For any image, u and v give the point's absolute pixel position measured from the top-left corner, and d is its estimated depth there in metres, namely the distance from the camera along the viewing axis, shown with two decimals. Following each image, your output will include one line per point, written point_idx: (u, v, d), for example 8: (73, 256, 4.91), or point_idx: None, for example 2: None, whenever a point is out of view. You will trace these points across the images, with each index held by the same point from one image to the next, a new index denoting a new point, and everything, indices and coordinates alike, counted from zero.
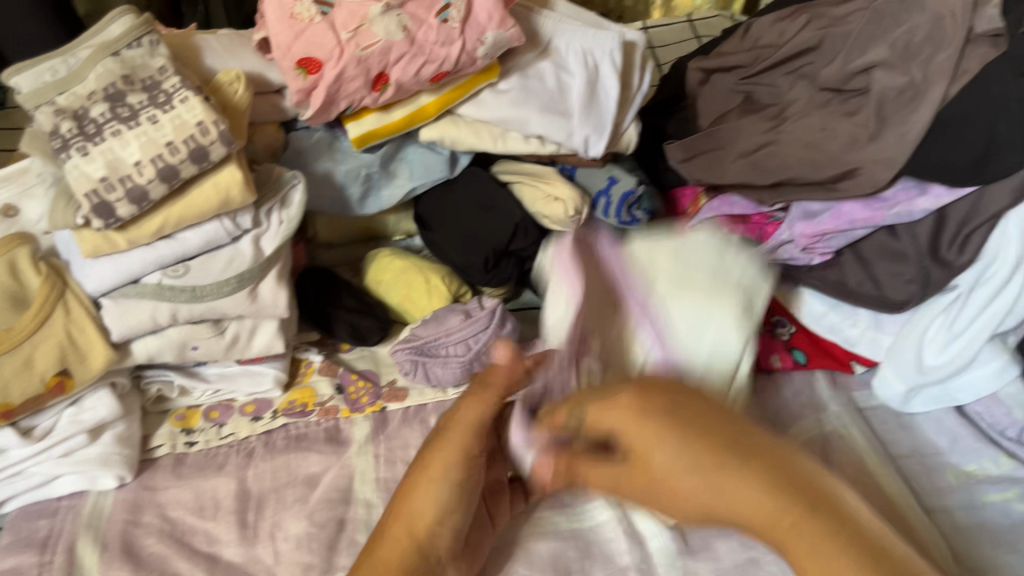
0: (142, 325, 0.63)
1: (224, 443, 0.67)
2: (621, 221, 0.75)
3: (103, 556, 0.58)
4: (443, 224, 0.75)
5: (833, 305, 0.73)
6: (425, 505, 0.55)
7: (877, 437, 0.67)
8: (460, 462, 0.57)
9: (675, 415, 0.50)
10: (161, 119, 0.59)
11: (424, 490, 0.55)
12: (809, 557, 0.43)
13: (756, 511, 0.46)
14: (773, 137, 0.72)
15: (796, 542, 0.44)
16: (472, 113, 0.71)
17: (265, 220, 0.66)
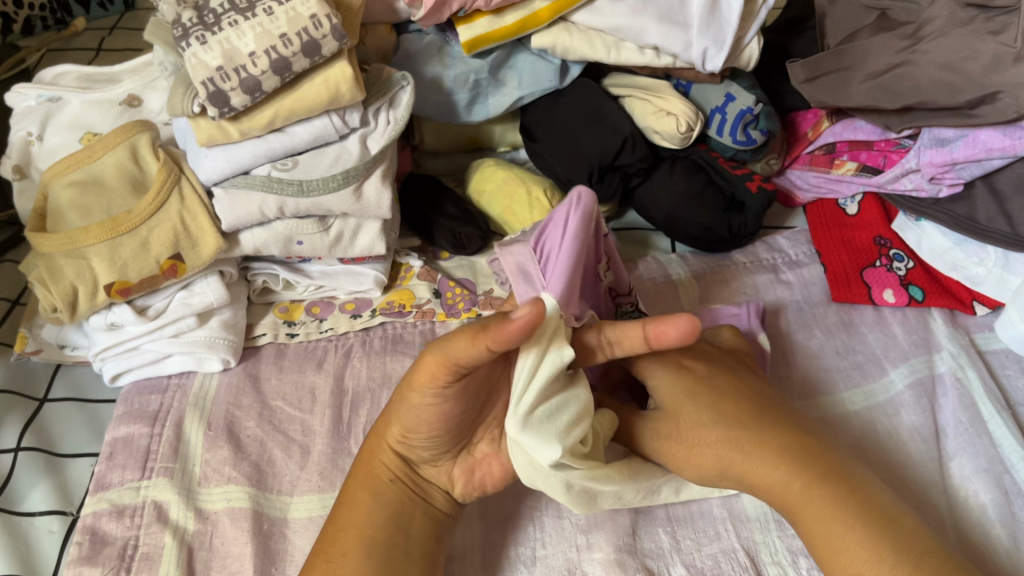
0: (250, 217, 0.64)
1: (323, 337, 0.69)
2: (735, 141, 0.72)
3: (207, 434, 0.61)
4: (551, 134, 0.74)
5: (958, 241, 0.69)
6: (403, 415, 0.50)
7: (994, 382, 0.63)
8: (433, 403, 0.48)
9: (709, 391, 0.56)
10: (276, 11, 0.59)
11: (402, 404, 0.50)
12: (809, 502, 0.49)
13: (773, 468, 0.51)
14: (907, 57, 0.67)
15: (806, 497, 0.50)
16: (586, 21, 0.70)
17: (373, 120, 0.66)
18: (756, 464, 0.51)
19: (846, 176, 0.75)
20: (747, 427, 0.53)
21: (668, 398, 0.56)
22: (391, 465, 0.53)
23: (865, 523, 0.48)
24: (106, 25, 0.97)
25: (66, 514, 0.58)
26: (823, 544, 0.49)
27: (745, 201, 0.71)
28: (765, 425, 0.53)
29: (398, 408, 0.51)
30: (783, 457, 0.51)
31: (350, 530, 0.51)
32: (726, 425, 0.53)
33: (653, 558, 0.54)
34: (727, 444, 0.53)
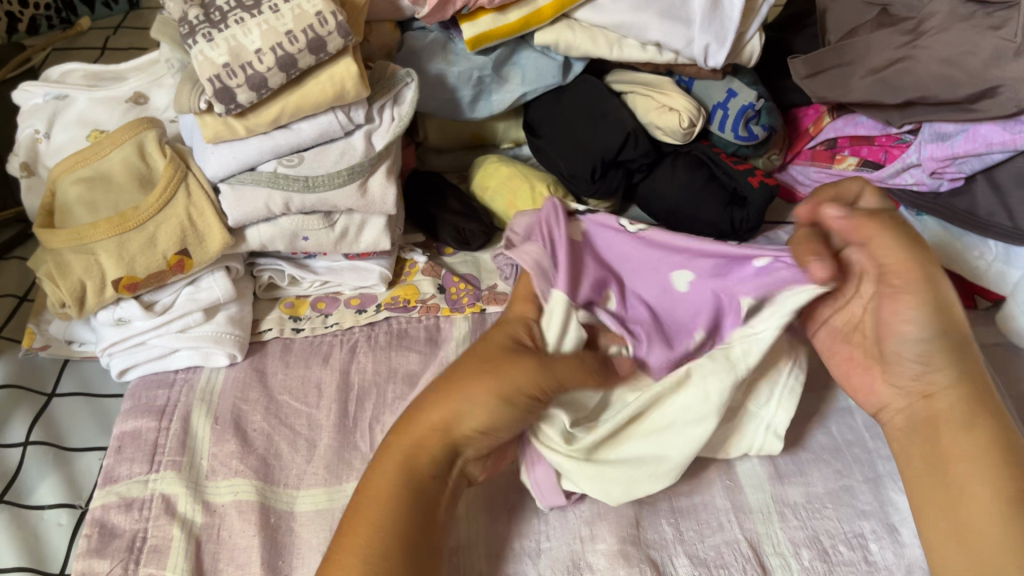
0: (256, 212, 0.65)
1: (329, 331, 0.69)
2: (737, 137, 0.73)
3: (215, 428, 0.62)
4: (554, 130, 0.74)
5: (959, 235, 0.69)
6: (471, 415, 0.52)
7: (995, 376, 0.64)
8: (503, 395, 0.52)
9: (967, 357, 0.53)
10: (282, 9, 0.59)
11: (473, 391, 0.52)
12: (975, 459, 0.49)
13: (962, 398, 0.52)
14: (908, 52, 0.67)
15: (967, 448, 0.50)
16: (588, 18, 0.70)
17: (377, 116, 0.66)
18: (950, 400, 0.52)
19: (847, 170, 0.75)
20: (977, 386, 0.52)
21: (900, 286, 0.53)
22: (432, 451, 0.52)
23: (1008, 461, 0.49)
24: (111, 24, 0.98)
25: (74, 506, 0.59)
26: (959, 493, 0.49)
27: (747, 196, 0.72)
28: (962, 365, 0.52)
29: (462, 398, 0.52)
30: (968, 401, 0.51)
31: (369, 525, 0.49)
32: (942, 357, 0.52)
33: (657, 549, 0.55)
34: (960, 392, 0.52)
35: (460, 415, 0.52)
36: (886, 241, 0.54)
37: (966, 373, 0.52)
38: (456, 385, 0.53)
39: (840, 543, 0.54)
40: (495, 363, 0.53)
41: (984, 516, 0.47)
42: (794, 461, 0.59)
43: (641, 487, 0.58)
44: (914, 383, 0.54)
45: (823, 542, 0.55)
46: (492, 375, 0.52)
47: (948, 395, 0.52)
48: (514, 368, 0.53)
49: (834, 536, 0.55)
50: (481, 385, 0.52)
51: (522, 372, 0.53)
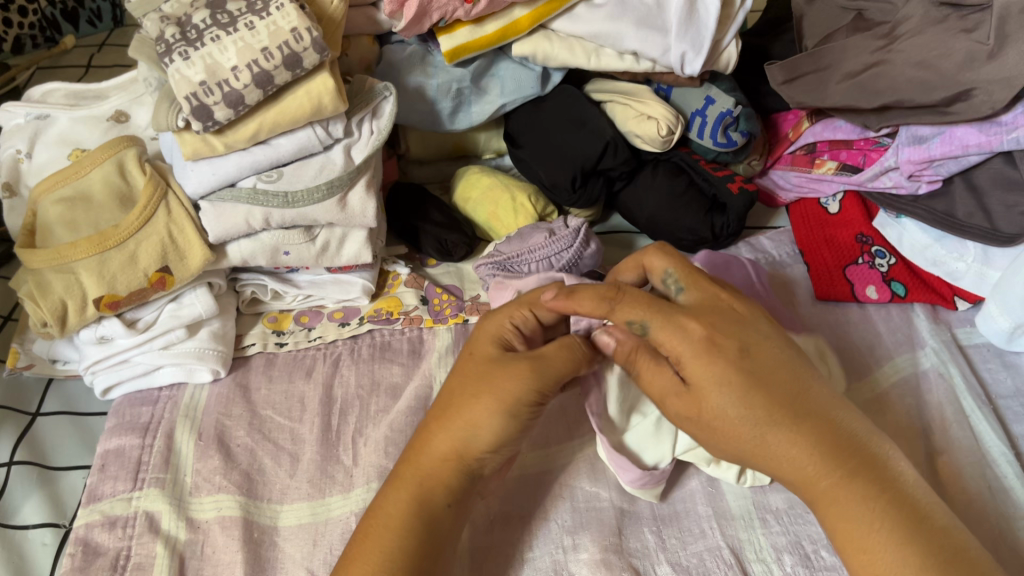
0: (237, 228, 0.65)
1: (312, 345, 0.69)
2: (717, 143, 0.73)
3: (197, 444, 0.62)
4: (534, 141, 0.74)
5: (939, 237, 0.70)
6: (464, 431, 0.51)
7: (976, 377, 0.64)
8: (507, 411, 0.51)
9: (744, 368, 0.47)
10: (257, 26, 0.59)
11: (476, 410, 0.51)
12: (845, 496, 0.45)
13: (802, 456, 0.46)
14: (883, 56, 0.67)
15: (839, 496, 0.46)
16: (565, 28, 0.71)
17: (357, 130, 0.66)
18: (785, 451, 0.46)
19: (827, 174, 0.76)
20: (799, 401, 0.47)
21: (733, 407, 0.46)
22: (445, 476, 0.51)
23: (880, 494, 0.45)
24: (96, 42, 0.99)
25: (58, 526, 0.59)
26: (841, 538, 0.46)
27: (727, 202, 0.72)
28: (830, 438, 0.46)
29: (466, 415, 0.51)
30: (821, 454, 0.46)
31: (389, 535, 0.49)
32: (758, 424, 0.46)
33: (639, 557, 0.55)
34: (780, 436, 0.46)
35: (463, 442, 0.51)
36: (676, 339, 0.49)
37: (795, 411, 0.47)
38: (452, 406, 0.52)
39: (822, 547, 0.54)
40: (488, 369, 0.52)
41: (863, 532, 0.45)
42: None
43: (622, 495, 0.58)
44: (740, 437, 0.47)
45: (805, 546, 0.55)
46: (485, 387, 0.52)
47: (817, 483, 0.46)
48: (501, 379, 0.51)
49: (816, 541, 0.55)
50: (481, 405, 0.51)
51: (516, 374, 0.51)
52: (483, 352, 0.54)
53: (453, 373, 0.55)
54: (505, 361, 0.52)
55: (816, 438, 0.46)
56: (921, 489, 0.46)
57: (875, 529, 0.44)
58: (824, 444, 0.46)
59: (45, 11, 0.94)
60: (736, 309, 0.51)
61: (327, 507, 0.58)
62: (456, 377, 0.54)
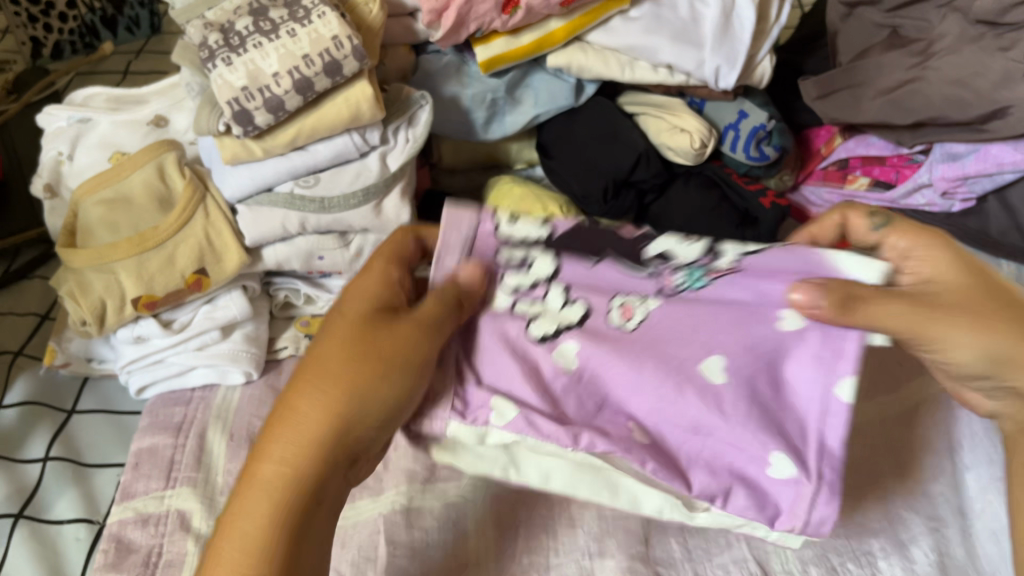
0: (273, 232, 0.66)
1: None
2: (749, 157, 0.74)
3: (230, 444, 0.62)
4: (567, 152, 0.74)
5: (971, 255, 0.71)
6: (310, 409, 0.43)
7: None
8: (345, 447, 0.43)
9: (999, 298, 0.43)
10: (299, 33, 0.60)
11: (323, 353, 0.45)
12: None
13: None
14: (918, 73, 0.68)
15: None
16: (600, 40, 0.71)
17: (392, 138, 0.67)
18: (960, 342, 0.42)
19: (859, 191, 0.75)
20: (1015, 362, 0.42)
21: (923, 301, 0.42)
22: (356, 438, 0.43)
23: (1020, 332, 0.42)
24: (133, 49, 1.00)
25: (93, 522, 0.60)
26: None
27: (759, 216, 0.72)
28: (1020, 329, 0.41)
29: (298, 407, 0.43)
30: (1023, 350, 0.42)
31: (228, 547, 0.42)
32: (1006, 337, 0.42)
33: (665, 565, 0.55)
34: (954, 322, 0.42)
35: (336, 417, 0.43)
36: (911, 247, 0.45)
37: (1019, 309, 0.42)
38: (251, 476, 0.43)
39: (849, 561, 0.55)
40: (380, 344, 0.44)
41: (958, 327, 0.42)
42: None
43: None
44: (973, 370, 0.43)
45: (832, 559, 0.55)
46: (360, 382, 0.43)
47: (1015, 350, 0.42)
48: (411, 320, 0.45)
49: (843, 554, 0.55)
50: (358, 380, 0.43)
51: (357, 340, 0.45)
52: (367, 296, 0.47)
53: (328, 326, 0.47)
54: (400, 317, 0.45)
55: (1009, 311, 0.42)
56: None
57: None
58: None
59: (84, 17, 0.95)
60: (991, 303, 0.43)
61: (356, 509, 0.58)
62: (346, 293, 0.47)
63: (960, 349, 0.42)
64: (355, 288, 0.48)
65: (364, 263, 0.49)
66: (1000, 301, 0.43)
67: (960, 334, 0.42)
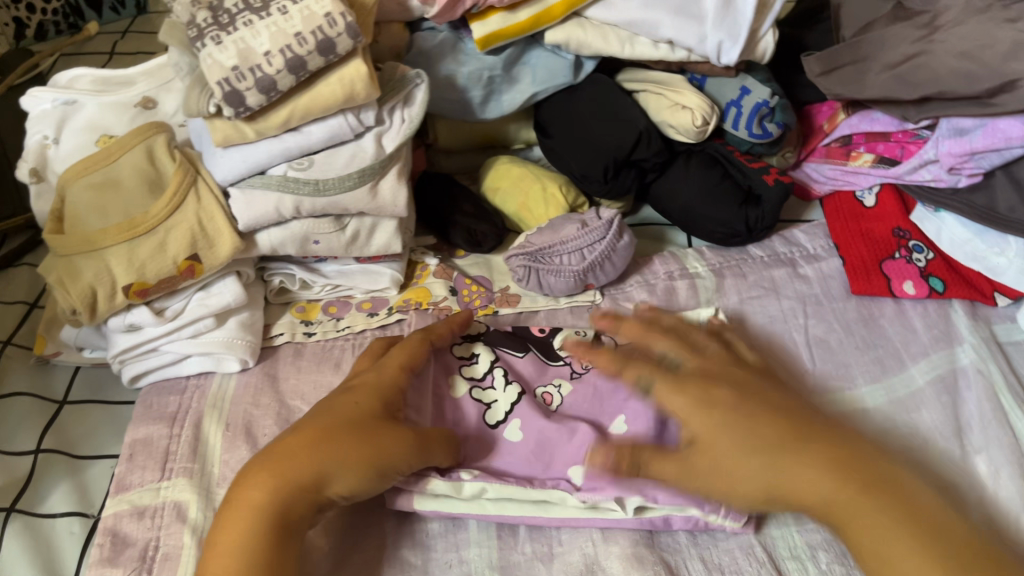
0: (267, 217, 0.64)
1: (340, 335, 0.68)
2: (751, 134, 0.72)
3: (225, 435, 0.61)
4: (565, 131, 0.73)
5: (978, 232, 0.69)
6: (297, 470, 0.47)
7: (1015, 375, 0.63)
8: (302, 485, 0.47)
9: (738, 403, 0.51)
10: (291, 10, 0.59)
11: (349, 398, 0.53)
12: (862, 503, 0.44)
13: (823, 473, 0.46)
14: (924, 46, 0.67)
15: (854, 506, 0.44)
16: (599, 15, 0.70)
17: (388, 118, 0.65)
18: (730, 444, 0.49)
19: (863, 167, 0.74)
20: (845, 452, 0.47)
21: (702, 465, 0.49)
22: (295, 514, 0.47)
23: (833, 446, 0.47)
24: (119, 29, 0.98)
25: (86, 515, 0.58)
26: (849, 522, 0.45)
27: (761, 194, 0.71)
28: (862, 469, 0.46)
29: (250, 493, 0.47)
30: (835, 461, 0.46)
31: (217, 561, 0.45)
32: (760, 442, 0.48)
33: (671, 553, 0.54)
34: (723, 423, 0.50)
35: (314, 466, 0.48)
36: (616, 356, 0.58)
37: (795, 429, 0.48)
38: (240, 501, 0.47)
39: None
40: (363, 436, 0.49)
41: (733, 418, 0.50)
42: None
43: None
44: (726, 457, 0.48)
45: (841, 545, 0.54)
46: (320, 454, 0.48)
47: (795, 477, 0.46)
48: (386, 442, 0.50)
49: None
50: (346, 442, 0.49)
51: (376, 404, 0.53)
52: (371, 392, 0.54)
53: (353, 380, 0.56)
54: (393, 423, 0.51)
55: (757, 411, 0.50)
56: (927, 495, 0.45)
57: (848, 481, 0.45)
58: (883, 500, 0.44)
59: None
60: (756, 399, 0.51)
61: None
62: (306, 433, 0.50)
63: (722, 442, 0.49)
64: (334, 408, 0.52)
65: (351, 389, 0.55)
66: (754, 404, 0.50)
67: (719, 453, 0.49)
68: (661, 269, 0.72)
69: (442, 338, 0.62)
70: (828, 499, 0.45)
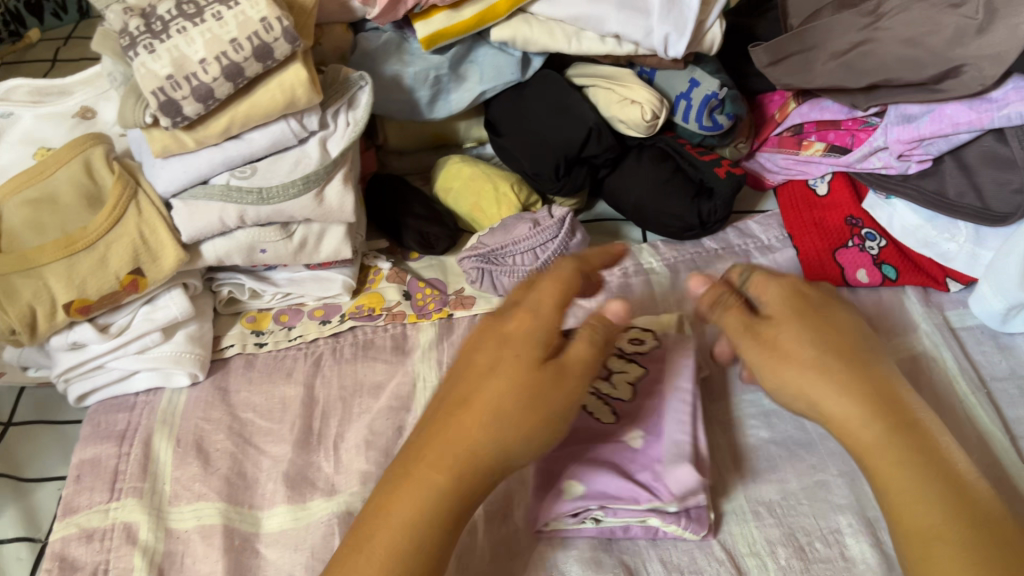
0: (210, 227, 0.63)
1: (292, 345, 0.67)
2: (701, 127, 0.72)
3: (176, 451, 0.60)
4: (515, 129, 0.72)
5: (929, 218, 0.69)
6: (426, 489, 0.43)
7: (968, 360, 0.63)
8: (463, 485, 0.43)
9: (814, 316, 0.48)
10: (225, 16, 0.57)
11: (478, 353, 0.46)
12: (899, 462, 0.43)
13: (877, 421, 0.44)
14: (870, 34, 0.66)
15: (892, 458, 0.43)
16: (543, 12, 0.69)
17: (332, 122, 0.64)
18: (829, 395, 0.45)
19: (815, 156, 0.74)
20: (905, 418, 0.44)
21: (767, 338, 0.47)
22: (448, 512, 0.43)
23: (874, 398, 0.44)
24: (62, 34, 0.95)
25: (34, 540, 0.57)
26: (888, 484, 0.43)
27: (714, 187, 0.71)
28: (915, 442, 0.43)
29: (419, 483, 0.43)
30: (893, 420, 0.44)
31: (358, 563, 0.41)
32: (815, 354, 0.46)
33: (630, 554, 0.54)
34: (787, 323, 0.47)
35: (475, 444, 0.43)
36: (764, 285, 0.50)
37: (873, 397, 0.44)
38: (405, 485, 0.43)
39: (816, 540, 0.54)
40: (453, 412, 0.44)
41: (801, 347, 0.46)
42: (767, 458, 0.59)
43: None
44: (795, 387, 0.46)
45: (799, 539, 0.54)
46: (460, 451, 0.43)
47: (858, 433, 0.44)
48: (485, 394, 0.44)
49: (810, 533, 0.54)
50: (514, 403, 0.44)
51: (561, 400, 0.45)
52: (521, 339, 0.46)
53: (482, 345, 0.46)
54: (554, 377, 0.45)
55: (838, 354, 0.46)
56: (977, 480, 0.42)
57: (898, 448, 0.43)
58: (931, 475, 0.42)
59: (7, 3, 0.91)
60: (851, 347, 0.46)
61: (309, 511, 0.56)
62: (459, 378, 0.46)
63: (821, 395, 0.45)
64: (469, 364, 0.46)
65: (505, 338, 0.46)
66: (829, 318, 0.48)
67: (776, 361, 0.47)
68: (616, 266, 0.71)
69: (595, 267, 0.52)
70: (882, 464, 0.43)
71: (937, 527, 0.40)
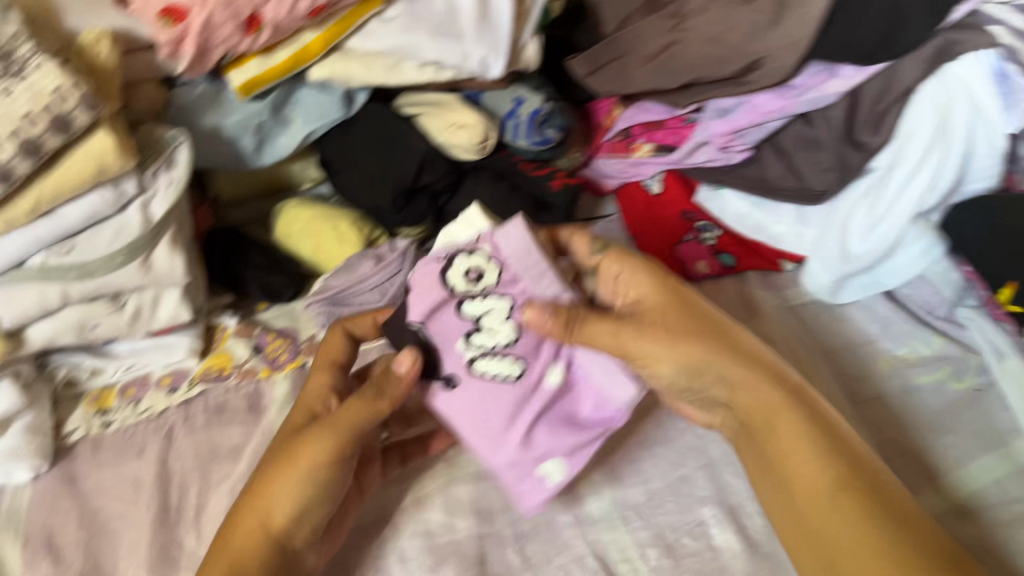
0: (33, 310, 0.60)
1: (141, 420, 0.64)
2: (532, 142, 0.73)
3: (23, 552, 0.56)
4: (349, 167, 0.72)
5: (757, 204, 0.72)
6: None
7: (808, 335, 0.66)
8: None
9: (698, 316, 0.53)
10: (15, 90, 0.55)
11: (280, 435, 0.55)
12: (802, 438, 0.48)
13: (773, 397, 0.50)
14: (676, 36, 0.69)
15: (794, 433, 0.49)
16: (360, 46, 0.68)
17: (152, 183, 0.61)
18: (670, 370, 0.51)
19: (645, 157, 0.75)
20: (813, 410, 0.49)
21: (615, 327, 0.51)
22: None
23: (779, 380, 0.51)
24: None
25: None
26: (789, 456, 0.48)
27: (551, 200, 0.72)
28: (814, 416, 0.49)
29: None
30: (788, 397, 0.50)
31: None
32: (694, 328, 0.52)
33: None
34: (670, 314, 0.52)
35: (268, 512, 0.52)
36: (631, 267, 0.54)
37: (773, 373, 0.51)
38: None
39: (684, 535, 0.55)
40: (253, 493, 0.53)
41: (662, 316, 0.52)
42: (631, 460, 0.60)
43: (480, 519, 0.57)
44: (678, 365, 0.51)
45: (668, 537, 0.55)
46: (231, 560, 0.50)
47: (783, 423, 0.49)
48: (303, 448, 0.52)
49: (677, 529, 0.56)
50: (287, 462, 0.52)
51: (327, 445, 0.52)
52: (297, 410, 0.55)
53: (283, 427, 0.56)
54: (303, 431, 0.53)
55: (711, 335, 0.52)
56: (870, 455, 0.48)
57: (794, 423, 0.49)
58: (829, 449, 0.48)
59: None
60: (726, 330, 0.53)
61: None
62: (269, 460, 0.54)
63: (663, 366, 0.51)
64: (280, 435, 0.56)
65: (294, 407, 0.56)
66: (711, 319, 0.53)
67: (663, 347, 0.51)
68: None
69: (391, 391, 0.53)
70: (784, 445, 0.49)
71: (818, 483, 0.47)
